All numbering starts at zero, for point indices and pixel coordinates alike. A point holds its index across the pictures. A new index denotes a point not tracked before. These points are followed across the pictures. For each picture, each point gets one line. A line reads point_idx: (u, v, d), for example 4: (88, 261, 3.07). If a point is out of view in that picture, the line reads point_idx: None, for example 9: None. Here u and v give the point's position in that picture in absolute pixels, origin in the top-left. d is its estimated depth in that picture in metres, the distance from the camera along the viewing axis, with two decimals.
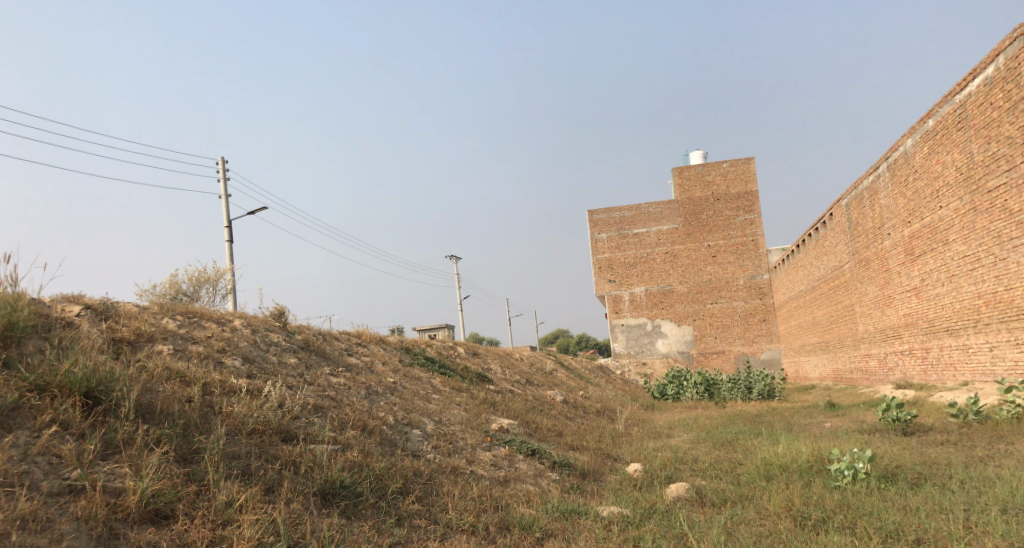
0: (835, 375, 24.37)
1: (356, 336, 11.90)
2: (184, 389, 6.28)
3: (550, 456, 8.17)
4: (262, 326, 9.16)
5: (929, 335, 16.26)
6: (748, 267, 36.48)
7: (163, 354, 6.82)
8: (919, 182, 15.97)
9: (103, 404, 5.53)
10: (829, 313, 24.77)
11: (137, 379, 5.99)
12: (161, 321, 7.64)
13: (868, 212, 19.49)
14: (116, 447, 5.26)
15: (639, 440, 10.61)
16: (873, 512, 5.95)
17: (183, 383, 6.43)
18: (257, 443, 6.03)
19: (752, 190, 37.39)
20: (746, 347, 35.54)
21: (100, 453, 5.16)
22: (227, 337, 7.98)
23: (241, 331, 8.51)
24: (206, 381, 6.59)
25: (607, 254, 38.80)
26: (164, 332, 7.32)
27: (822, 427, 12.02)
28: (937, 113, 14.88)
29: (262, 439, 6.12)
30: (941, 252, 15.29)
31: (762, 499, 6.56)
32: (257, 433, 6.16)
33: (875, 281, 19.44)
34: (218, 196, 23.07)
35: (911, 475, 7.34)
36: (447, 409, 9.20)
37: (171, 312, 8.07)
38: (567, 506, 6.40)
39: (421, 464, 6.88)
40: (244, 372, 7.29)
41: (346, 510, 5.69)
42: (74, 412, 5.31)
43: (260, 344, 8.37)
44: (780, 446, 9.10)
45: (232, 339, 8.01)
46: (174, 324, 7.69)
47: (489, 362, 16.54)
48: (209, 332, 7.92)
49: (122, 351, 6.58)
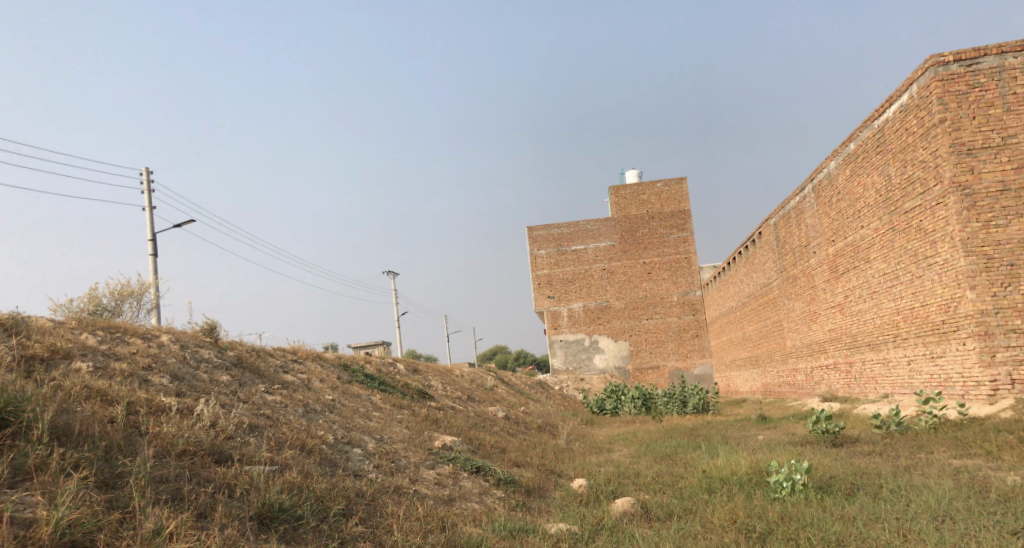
0: (765, 388, 25.08)
1: (292, 353, 11.48)
2: (106, 409, 5.86)
3: (494, 473, 8.03)
4: (192, 342, 8.71)
5: (853, 349, 16.91)
6: (681, 283, 37.34)
7: (82, 372, 6.36)
8: (842, 203, 16.65)
9: (13, 426, 5.08)
10: (759, 328, 25.52)
11: (53, 399, 5.55)
12: (80, 337, 7.16)
13: (795, 231, 20.22)
14: (27, 473, 4.83)
15: (580, 455, 10.58)
16: (813, 523, 6.04)
17: (104, 402, 6.01)
18: (188, 465, 5.68)
19: (685, 209, 38.38)
20: (680, 362, 36.28)
21: (9, 481, 4.72)
22: (154, 353, 7.54)
23: (169, 347, 8.07)
24: (130, 400, 6.18)
25: (545, 270, 38.99)
26: (83, 349, 6.85)
27: (756, 440, 12.28)
28: (858, 137, 15.58)
29: (193, 461, 5.77)
30: (863, 270, 15.95)
31: (705, 513, 6.59)
32: (187, 455, 5.80)
33: (802, 297, 20.15)
34: (142, 207, 22.05)
35: (845, 485, 7.53)
36: (389, 427, 8.95)
37: (91, 327, 7.57)
38: (515, 524, 6.27)
39: (363, 484, 6.63)
40: (172, 390, 6.89)
41: (285, 534, 5.40)
42: None
43: (189, 361, 7.95)
44: (720, 459, 9.22)
45: (160, 355, 7.58)
46: (94, 340, 7.22)
47: (429, 379, 16.27)
48: (133, 348, 7.46)
49: (34, 369, 6.10)
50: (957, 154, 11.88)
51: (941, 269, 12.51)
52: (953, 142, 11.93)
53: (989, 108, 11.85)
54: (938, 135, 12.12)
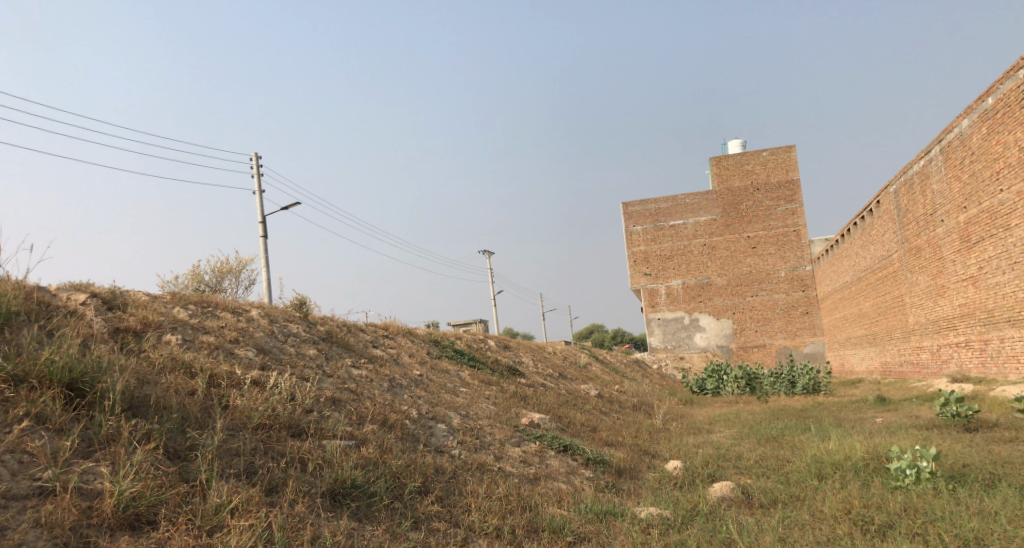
0: (883, 368, 23.42)
1: (383, 328, 11.61)
2: (187, 380, 6.05)
3: (584, 452, 7.77)
4: (281, 317, 8.91)
5: (988, 326, 15.38)
6: (789, 258, 35.42)
7: (170, 344, 6.60)
8: (977, 165, 15.09)
9: (87, 396, 5.30)
10: (876, 304, 23.79)
11: (134, 371, 5.77)
12: (172, 311, 7.45)
13: (919, 198, 18.57)
14: (99, 444, 5.03)
15: (677, 436, 10.15)
16: (944, 518, 5.39)
17: (187, 374, 6.21)
18: (263, 438, 5.77)
19: (794, 178, 36.26)
20: (788, 340, 34.60)
21: (80, 451, 4.92)
22: (242, 326, 7.74)
23: (258, 321, 8.27)
24: (212, 372, 6.35)
25: (642, 247, 38.08)
26: (173, 322, 7.12)
27: (873, 423, 11.37)
28: (998, 90, 14.00)
29: (268, 435, 5.85)
30: (1001, 239, 14.40)
31: (816, 500, 6.06)
32: (263, 428, 5.89)
33: (926, 270, 18.54)
34: (251, 192, 23.06)
35: (982, 475, 6.76)
36: (476, 403, 8.86)
37: (184, 301, 7.86)
38: (602, 507, 5.99)
39: (445, 460, 6.55)
40: (256, 362, 7.04)
41: (357, 512, 5.39)
42: (54, 406, 5.08)
43: (277, 335, 8.12)
44: (832, 442, 8.54)
45: (247, 329, 7.77)
46: (185, 313, 7.49)
47: (521, 356, 16.18)
48: (223, 322, 7.69)
49: (125, 341, 6.38)
50: None
51: None
52: None
53: None
54: None
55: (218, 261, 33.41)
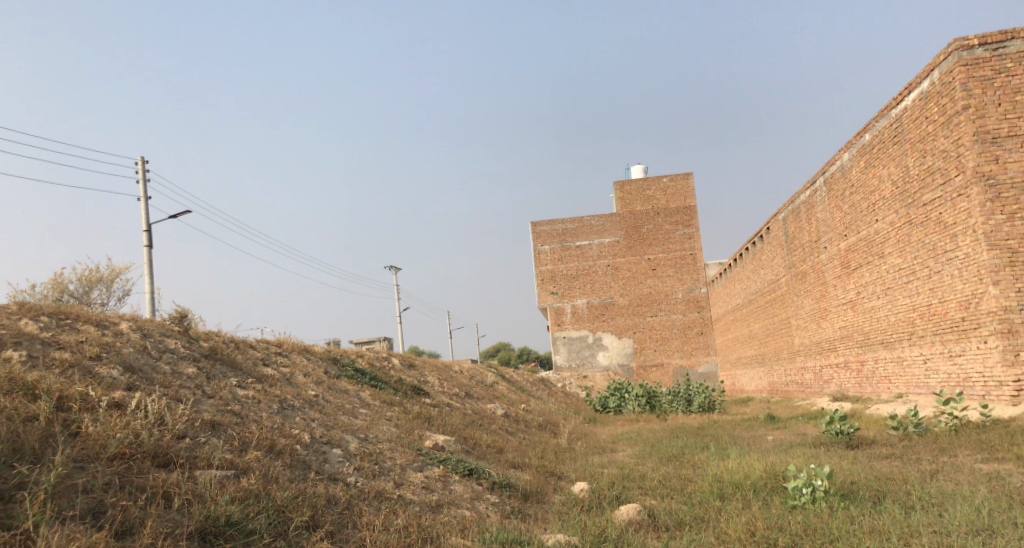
0: (772, 387, 24.51)
1: (277, 345, 10.91)
2: (29, 405, 5.32)
3: (489, 475, 7.47)
4: (156, 330, 8.13)
5: (865, 347, 16.32)
6: (686, 281, 36.72)
7: (12, 363, 5.82)
8: (856, 196, 16.07)
9: None
10: (766, 326, 24.93)
11: None
12: (19, 323, 6.59)
13: (805, 226, 19.59)
14: None
15: (582, 456, 10.03)
16: (841, 537, 5.44)
17: (30, 397, 5.46)
18: (120, 472, 5.13)
19: (691, 204, 37.78)
20: (684, 360, 35.76)
21: None
22: (107, 341, 6.96)
23: (128, 335, 7.50)
24: (62, 394, 5.62)
25: (549, 266, 38.35)
26: (20, 337, 6.30)
27: (765, 441, 11.73)
28: (874, 127, 14.97)
29: (127, 467, 5.22)
30: (877, 266, 15.35)
31: (720, 523, 6.02)
32: (121, 459, 5.25)
33: (811, 294, 19.54)
34: (137, 197, 21.50)
35: (870, 492, 6.97)
36: (375, 425, 8.40)
37: (37, 312, 7.00)
38: (507, 535, 5.70)
39: (340, 489, 6.10)
40: (121, 382, 6.33)
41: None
42: None
43: (150, 351, 7.38)
44: (731, 461, 8.66)
45: (113, 344, 6.99)
46: (36, 327, 6.65)
47: (425, 374, 15.72)
48: (83, 336, 6.89)
49: None
50: (981, 143, 11.37)
51: (962, 263, 11.98)
52: (976, 130, 11.42)
53: (1016, 94, 11.32)
54: (961, 123, 11.62)
55: (89, 269, 31.04)
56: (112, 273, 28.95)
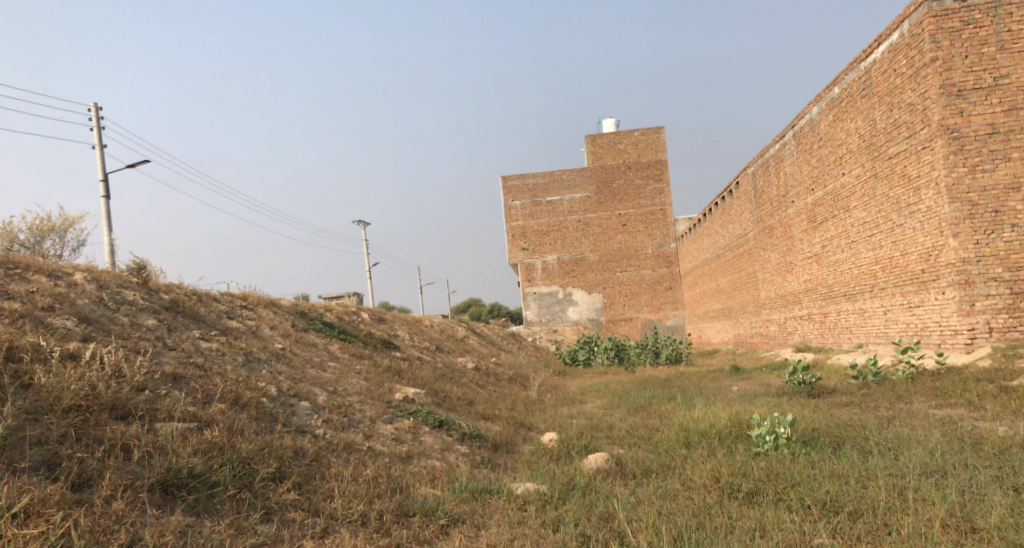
0: (737, 340, 24.99)
1: (242, 299, 10.72)
2: None
3: (459, 427, 7.50)
4: (113, 282, 7.90)
5: (828, 300, 16.64)
6: (656, 236, 36.94)
7: None
8: (823, 150, 16.16)
9: None
10: (733, 280, 25.28)
11: None
12: None
13: (774, 180, 19.71)
14: None
15: (551, 407, 10.13)
16: (803, 482, 5.58)
17: None
18: (76, 424, 5.02)
19: (661, 159, 37.75)
20: (652, 314, 36.23)
21: None
22: (60, 292, 6.74)
23: (83, 286, 7.27)
24: (12, 345, 5.44)
25: (520, 221, 38.22)
26: None
27: (730, 391, 11.98)
28: (843, 80, 14.98)
29: (84, 419, 5.10)
30: (842, 220, 15.55)
31: (686, 469, 6.14)
32: (76, 411, 5.13)
33: (778, 248, 19.79)
34: (92, 146, 20.74)
35: (830, 438, 7.16)
36: (344, 378, 8.35)
37: None
38: (477, 485, 5.75)
39: (308, 441, 6.07)
40: (77, 333, 6.15)
41: (194, 505, 4.82)
42: None
43: (106, 302, 7.17)
44: (697, 411, 8.82)
45: (67, 295, 6.77)
46: None
47: (395, 329, 15.66)
48: (34, 286, 6.66)
49: None
50: (947, 96, 11.45)
51: (924, 217, 12.18)
52: (943, 82, 11.48)
53: (983, 46, 11.38)
54: (928, 76, 11.67)
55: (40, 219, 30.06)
56: (69, 226, 28.06)
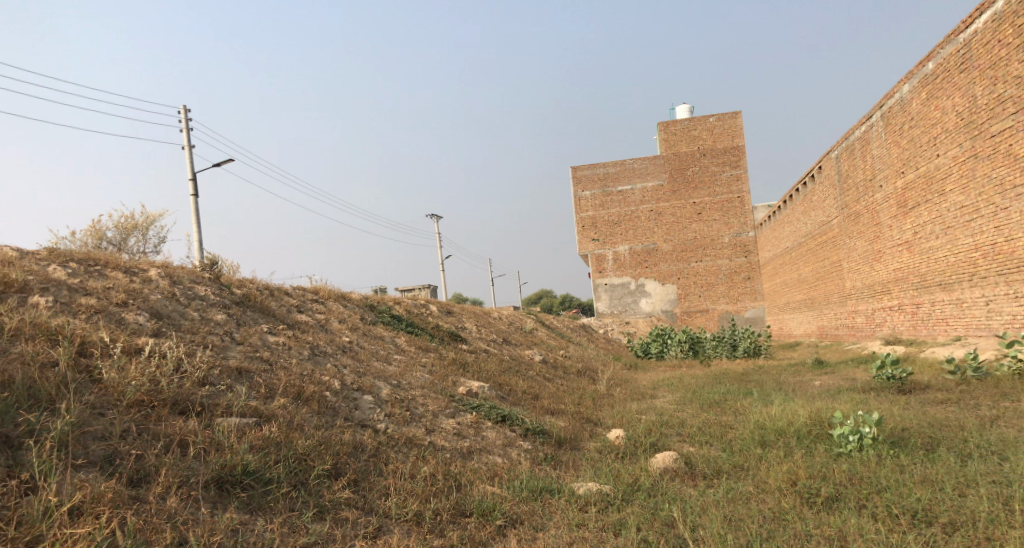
0: (821, 331, 23.94)
1: (313, 292, 10.97)
2: (50, 350, 5.41)
3: (522, 422, 7.40)
4: (187, 277, 8.18)
5: (921, 290, 15.66)
6: (733, 225, 35.79)
7: (37, 309, 5.92)
8: (916, 130, 15.16)
9: None
10: (815, 269, 24.17)
11: None
12: (47, 270, 6.69)
13: (860, 164, 18.68)
14: None
15: (620, 402, 9.91)
16: (889, 487, 5.21)
17: (51, 342, 5.55)
18: (138, 419, 5.21)
19: (739, 144, 36.45)
20: (729, 305, 35.20)
21: None
22: (134, 288, 7.02)
23: (157, 282, 7.56)
24: (84, 340, 5.70)
25: (591, 212, 37.84)
26: (46, 283, 6.40)
27: (811, 387, 11.41)
28: (938, 55, 14.00)
29: (146, 414, 5.29)
30: (936, 204, 14.56)
31: (760, 471, 5.85)
32: (139, 406, 5.32)
33: (865, 235, 18.76)
34: (179, 146, 21.78)
35: (922, 439, 6.68)
36: (409, 371, 8.39)
37: (65, 259, 7.09)
38: (537, 484, 5.65)
39: (368, 436, 6.11)
40: (148, 328, 6.40)
41: (248, 502, 4.94)
42: None
43: (179, 298, 7.44)
44: (774, 407, 8.42)
45: (141, 291, 7.06)
46: (63, 273, 6.74)
47: (464, 321, 15.73)
48: (110, 282, 6.96)
49: None
50: None
51: None
52: None
53: None
54: None
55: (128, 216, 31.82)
56: (154, 224, 29.55)
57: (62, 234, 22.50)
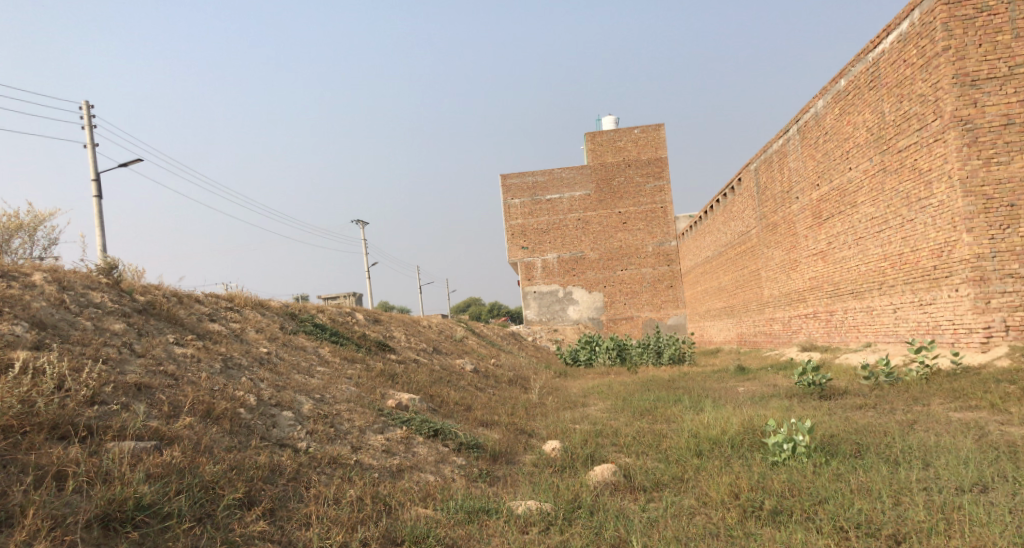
0: (740, 338, 24.61)
1: (227, 300, 10.28)
2: None
3: (455, 436, 7.06)
4: (79, 283, 7.43)
5: (834, 298, 16.22)
6: (656, 234, 36.48)
7: None
8: (829, 144, 15.71)
9: None
10: (735, 278, 24.84)
11: None
12: None
13: (778, 176, 19.26)
14: None
15: (553, 411, 9.71)
16: (830, 498, 5.16)
17: None
18: (3, 448, 4.58)
19: (662, 156, 37.25)
20: (653, 313, 35.83)
21: None
22: (13, 294, 6.28)
23: (43, 288, 6.82)
24: None
25: (520, 220, 37.80)
26: None
27: (736, 393, 11.54)
28: (850, 73, 14.55)
29: (15, 442, 4.66)
30: (849, 216, 15.10)
31: (699, 483, 5.73)
32: (9, 433, 4.69)
33: (782, 245, 19.35)
34: (83, 144, 20.36)
35: (850, 445, 6.73)
36: (333, 384, 7.90)
37: None
38: (474, 504, 5.33)
39: (287, 457, 5.66)
40: (28, 341, 5.73)
41: (142, 542, 4.40)
42: None
43: (69, 306, 6.73)
44: (705, 415, 8.39)
45: (22, 298, 6.33)
46: None
47: (391, 329, 15.22)
48: None
49: None
50: (960, 86, 11.02)
51: (936, 211, 11.74)
52: (956, 72, 11.05)
53: (997, 34, 10.95)
54: (941, 65, 11.23)
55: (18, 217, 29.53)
56: (44, 226, 27.54)
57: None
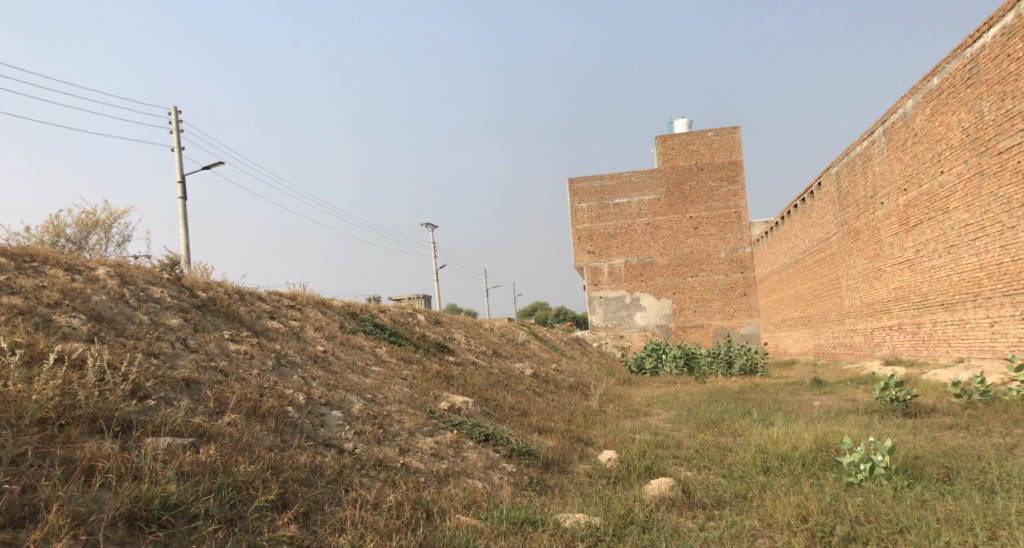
0: (817, 350, 23.51)
1: (290, 298, 10.43)
2: None
3: (506, 442, 6.89)
4: (142, 278, 7.66)
5: (922, 309, 15.23)
6: (729, 240, 35.41)
7: None
8: (919, 146, 14.78)
9: None
10: (813, 287, 23.77)
11: None
12: None
13: (861, 180, 18.28)
14: None
15: (613, 420, 9.41)
16: (912, 527, 4.74)
17: None
18: (39, 441, 4.69)
19: (737, 159, 36.12)
20: (725, 321, 34.77)
21: None
22: (73, 288, 6.52)
23: (106, 282, 7.06)
24: None
25: (587, 224, 37.41)
26: None
27: (811, 407, 10.94)
28: (944, 70, 13.64)
29: (52, 435, 4.78)
30: (940, 222, 14.15)
31: (763, 503, 5.36)
32: (47, 424, 4.83)
33: (864, 253, 18.35)
34: (169, 147, 21.29)
35: (937, 469, 6.19)
36: (387, 385, 7.88)
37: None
38: (521, 515, 5.15)
39: (330, 458, 5.65)
40: (83, 333, 5.92)
41: (166, 542, 4.43)
42: None
43: (129, 300, 6.94)
44: (774, 430, 7.94)
45: (82, 291, 6.57)
46: None
47: (452, 331, 15.21)
48: (45, 280, 6.45)
49: None
50: None
51: None
52: None
53: None
54: None
55: None
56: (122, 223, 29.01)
57: (29, 228, 21.65)
